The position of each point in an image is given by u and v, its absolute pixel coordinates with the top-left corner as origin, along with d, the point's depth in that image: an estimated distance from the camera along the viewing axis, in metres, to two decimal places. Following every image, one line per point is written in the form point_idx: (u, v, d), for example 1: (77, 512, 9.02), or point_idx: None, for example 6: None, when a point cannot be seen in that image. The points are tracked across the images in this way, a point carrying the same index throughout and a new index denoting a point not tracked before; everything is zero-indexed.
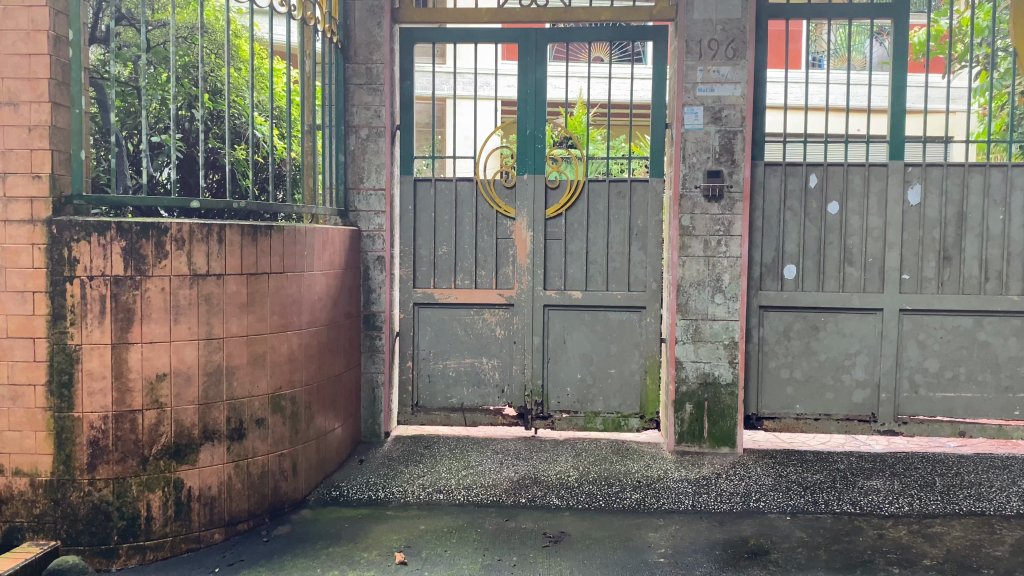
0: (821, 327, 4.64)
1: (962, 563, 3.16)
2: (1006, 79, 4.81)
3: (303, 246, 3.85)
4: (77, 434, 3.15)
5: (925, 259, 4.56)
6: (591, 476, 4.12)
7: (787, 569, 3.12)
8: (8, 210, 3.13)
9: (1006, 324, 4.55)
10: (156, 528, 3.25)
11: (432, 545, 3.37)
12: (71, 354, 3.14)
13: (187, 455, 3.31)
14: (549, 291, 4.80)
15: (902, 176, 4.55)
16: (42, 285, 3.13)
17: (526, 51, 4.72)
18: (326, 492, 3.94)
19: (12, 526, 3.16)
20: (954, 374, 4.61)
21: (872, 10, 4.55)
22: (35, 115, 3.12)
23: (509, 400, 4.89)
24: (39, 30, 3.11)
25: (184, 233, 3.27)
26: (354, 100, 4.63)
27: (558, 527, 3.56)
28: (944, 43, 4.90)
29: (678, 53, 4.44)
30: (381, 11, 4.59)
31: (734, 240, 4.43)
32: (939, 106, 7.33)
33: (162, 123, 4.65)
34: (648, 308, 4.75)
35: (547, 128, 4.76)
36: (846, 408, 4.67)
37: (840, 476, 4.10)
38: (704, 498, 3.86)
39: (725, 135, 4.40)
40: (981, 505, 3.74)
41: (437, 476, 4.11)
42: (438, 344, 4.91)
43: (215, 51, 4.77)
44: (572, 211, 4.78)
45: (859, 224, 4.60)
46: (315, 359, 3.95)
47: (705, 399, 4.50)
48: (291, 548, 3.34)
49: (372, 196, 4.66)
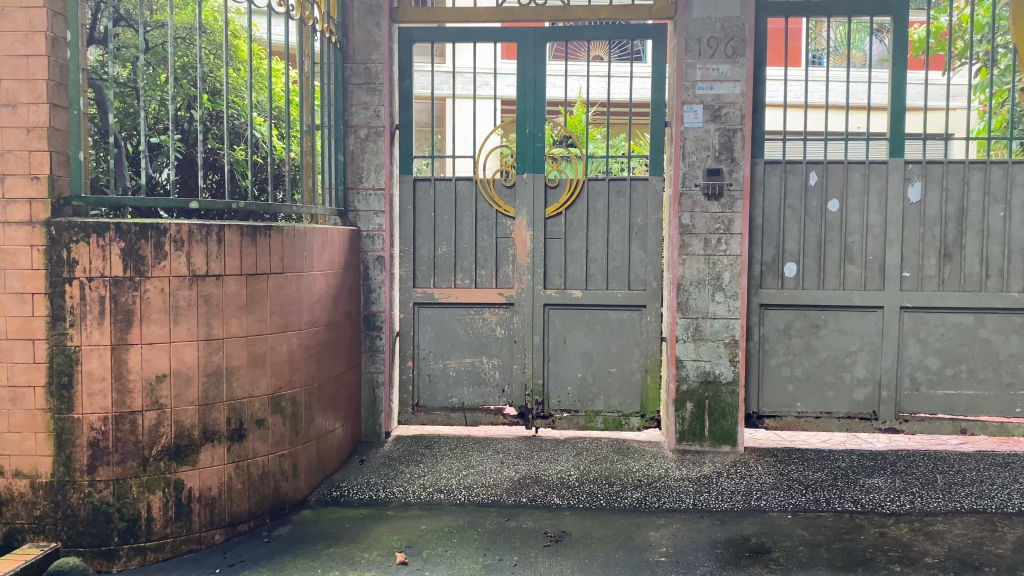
0: (822, 325, 4.64)
1: (963, 562, 3.15)
2: (1006, 76, 4.92)
3: (303, 246, 3.85)
4: (77, 435, 3.15)
5: (926, 256, 4.56)
6: (591, 475, 4.11)
7: (789, 568, 3.11)
8: (6, 212, 3.12)
9: (1007, 321, 4.54)
10: (157, 529, 3.24)
11: (433, 545, 3.36)
12: (72, 355, 3.14)
13: (187, 455, 3.31)
14: (549, 290, 4.79)
15: (902, 173, 4.54)
16: (42, 286, 3.12)
17: (526, 50, 4.72)
18: (327, 492, 3.93)
19: (12, 528, 3.16)
20: (955, 372, 4.60)
21: (873, 7, 4.53)
22: (34, 116, 3.12)
23: (509, 400, 4.89)
24: (37, 31, 3.11)
25: (183, 234, 3.26)
26: (352, 99, 4.62)
27: (560, 526, 3.55)
28: (944, 40, 4.93)
29: (677, 51, 4.43)
30: (380, 11, 4.59)
31: (734, 238, 4.43)
32: (939, 102, 7.31)
33: (161, 123, 4.65)
34: (648, 307, 4.75)
35: (547, 127, 4.75)
36: (847, 405, 4.67)
37: (842, 474, 4.10)
38: (705, 496, 3.86)
39: (724, 133, 4.39)
40: (984, 502, 3.73)
41: (438, 476, 4.10)
42: (439, 344, 4.90)
43: (214, 51, 4.82)
44: (572, 210, 4.77)
45: (859, 221, 4.59)
46: (315, 360, 3.95)
47: (706, 397, 4.50)
48: (292, 549, 3.34)
49: (371, 196, 4.65)
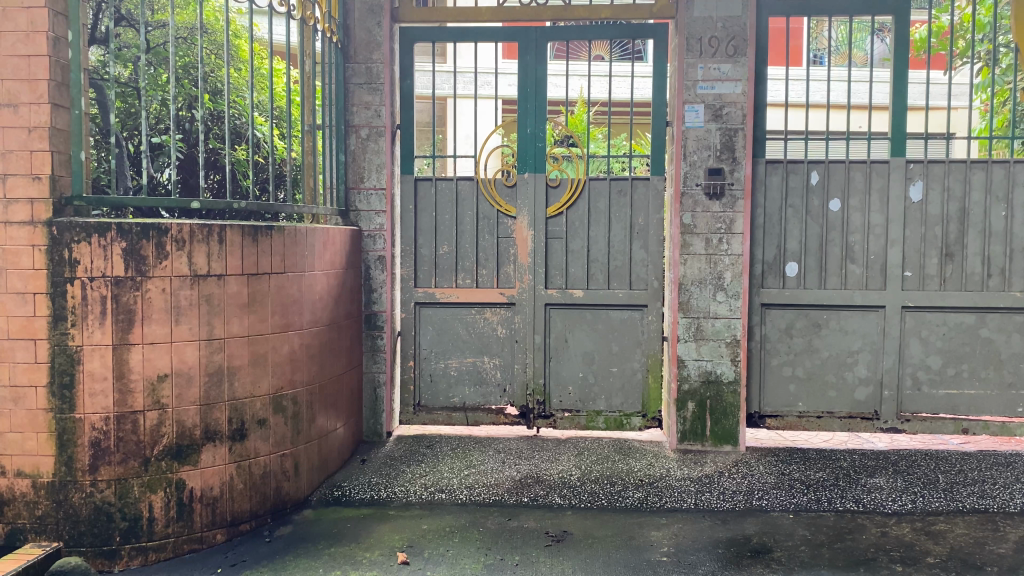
0: (823, 324, 4.63)
1: (965, 561, 3.14)
2: (1008, 75, 4.89)
3: (305, 246, 3.85)
4: (79, 435, 3.15)
5: (928, 256, 4.56)
6: (593, 475, 4.11)
7: (791, 568, 3.11)
8: (8, 212, 3.12)
9: (1009, 320, 4.53)
10: (159, 529, 3.24)
11: (434, 545, 3.36)
12: (73, 355, 3.14)
13: (189, 455, 3.31)
14: (551, 290, 4.79)
15: (904, 172, 4.54)
16: (43, 286, 3.12)
17: (526, 50, 4.72)
18: (328, 492, 3.93)
19: (14, 528, 3.17)
20: (957, 371, 4.59)
21: (874, 7, 4.52)
22: (35, 116, 3.12)
23: (511, 399, 4.89)
24: (39, 31, 3.11)
25: (184, 233, 3.26)
26: (354, 99, 4.63)
27: (561, 526, 3.55)
28: (946, 39, 4.87)
29: (678, 51, 4.42)
30: (380, 11, 4.59)
31: (736, 237, 4.43)
32: (942, 101, 7.31)
33: (162, 123, 4.65)
34: (650, 306, 4.75)
35: (549, 126, 4.75)
36: (849, 405, 4.66)
37: (843, 474, 4.09)
38: (707, 496, 3.85)
39: (726, 132, 4.39)
40: (985, 502, 3.72)
41: (440, 476, 4.10)
42: (440, 344, 4.90)
43: (216, 51, 4.81)
44: (573, 210, 4.77)
45: (861, 220, 4.59)
46: (317, 360, 3.95)
47: (707, 397, 4.49)
48: (293, 549, 3.34)
49: (372, 196, 4.65)
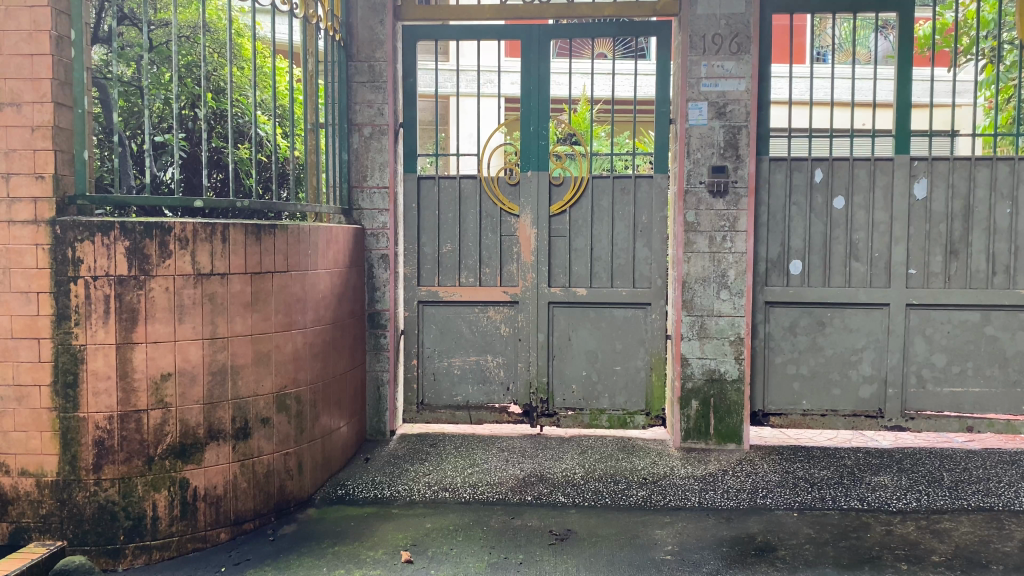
0: (827, 322, 4.62)
1: (970, 559, 3.13)
2: (1012, 72, 4.74)
3: (307, 245, 3.84)
4: (82, 434, 3.15)
5: (932, 253, 4.54)
6: (596, 474, 4.10)
7: (795, 567, 3.10)
8: (12, 211, 3.12)
9: (1014, 318, 4.52)
10: (162, 528, 3.25)
11: (438, 543, 3.36)
12: (76, 354, 3.14)
13: (193, 454, 3.31)
14: (554, 289, 4.79)
15: (908, 170, 4.52)
16: (47, 285, 3.12)
17: (530, 48, 4.72)
18: (332, 491, 3.92)
19: (18, 527, 3.17)
20: (961, 369, 4.58)
21: (878, 3, 4.52)
22: (37, 116, 3.12)
23: (514, 398, 4.89)
24: (41, 30, 3.10)
25: (187, 233, 3.26)
26: (357, 98, 4.62)
27: (565, 524, 3.54)
28: (949, 36, 4.88)
29: (682, 49, 4.41)
30: (384, 9, 4.58)
31: (740, 235, 4.41)
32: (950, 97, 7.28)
33: (165, 122, 4.65)
34: (654, 304, 4.73)
35: (552, 124, 4.74)
36: (852, 403, 4.65)
37: (848, 472, 4.08)
38: (711, 495, 3.84)
39: (729, 130, 4.37)
40: (991, 500, 3.71)
41: (443, 474, 4.11)
42: (444, 342, 4.90)
43: (218, 50, 4.82)
44: (577, 207, 4.77)
45: (865, 218, 4.57)
46: (320, 359, 3.94)
47: (711, 395, 4.48)
48: (296, 548, 3.33)
49: (376, 194, 4.64)
